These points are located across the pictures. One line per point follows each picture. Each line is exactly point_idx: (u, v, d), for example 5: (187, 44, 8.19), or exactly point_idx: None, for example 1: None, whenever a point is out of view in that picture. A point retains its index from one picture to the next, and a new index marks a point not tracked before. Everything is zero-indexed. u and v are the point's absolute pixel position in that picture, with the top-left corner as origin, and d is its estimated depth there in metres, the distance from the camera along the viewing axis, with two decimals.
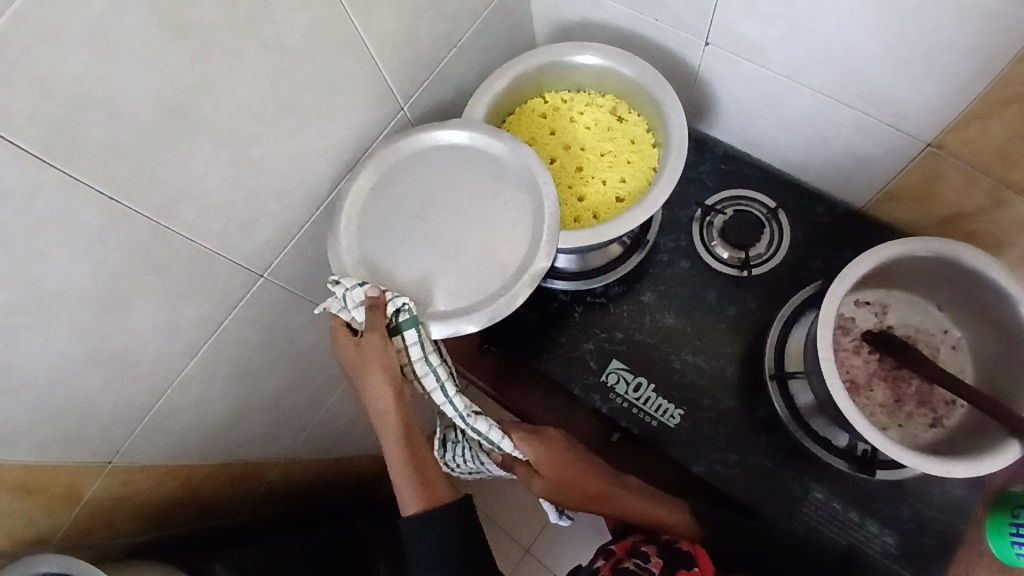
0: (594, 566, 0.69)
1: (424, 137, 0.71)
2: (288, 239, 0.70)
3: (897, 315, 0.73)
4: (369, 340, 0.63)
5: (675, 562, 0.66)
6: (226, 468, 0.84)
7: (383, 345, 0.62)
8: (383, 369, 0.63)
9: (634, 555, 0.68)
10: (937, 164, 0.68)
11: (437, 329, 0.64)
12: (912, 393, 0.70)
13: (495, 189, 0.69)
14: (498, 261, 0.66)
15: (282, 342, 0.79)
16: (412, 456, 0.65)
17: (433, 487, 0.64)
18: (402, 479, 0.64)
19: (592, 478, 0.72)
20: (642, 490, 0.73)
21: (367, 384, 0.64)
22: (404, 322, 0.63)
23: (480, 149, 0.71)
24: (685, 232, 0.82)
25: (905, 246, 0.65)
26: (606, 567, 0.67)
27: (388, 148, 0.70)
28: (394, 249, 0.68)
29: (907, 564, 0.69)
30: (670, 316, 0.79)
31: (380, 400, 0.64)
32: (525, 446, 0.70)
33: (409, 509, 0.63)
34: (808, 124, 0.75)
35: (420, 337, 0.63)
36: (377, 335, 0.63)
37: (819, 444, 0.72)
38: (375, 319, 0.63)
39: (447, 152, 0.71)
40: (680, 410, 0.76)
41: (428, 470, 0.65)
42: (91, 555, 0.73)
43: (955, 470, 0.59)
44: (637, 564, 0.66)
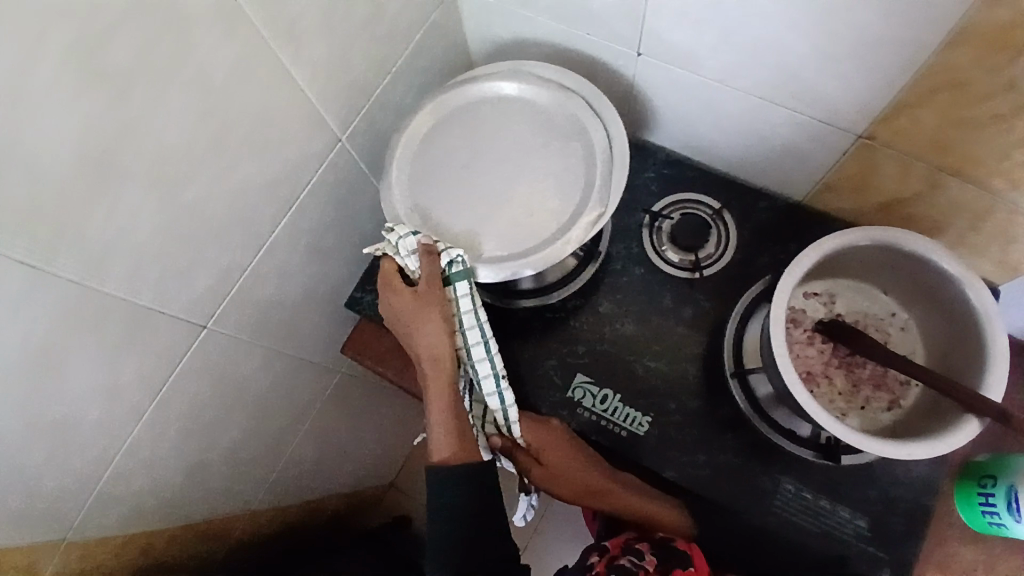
0: (590, 562, 0.68)
1: (473, 89, 0.76)
2: (231, 285, 0.68)
3: (845, 302, 0.74)
4: (426, 283, 0.65)
5: (670, 561, 0.66)
6: (190, 529, 0.81)
7: (437, 293, 0.65)
8: (434, 314, 0.65)
9: (629, 552, 0.67)
10: (872, 154, 0.70)
11: (486, 272, 0.68)
12: (867, 377, 0.71)
13: (542, 139, 0.75)
14: (549, 208, 0.71)
15: (235, 391, 0.76)
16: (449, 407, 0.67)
17: (466, 441, 0.67)
18: (437, 430, 0.67)
19: (592, 471, 0.74)
20: (640, 487, 0.76)
21: (416, 327, 0.66)
22: (456, 275, 0.66)
23: (529, 101, 0.76)
24: (636, 239, 0.83)
25: (847, 237, 0.65)
26: (602, 562, 0.67)
27: (433, 102, 0.75)
28: (447, 198, 0.73)
29: (879, 545, 0.71)
30: (629, 324, 0.80)
31: (427, 345, 0.66)
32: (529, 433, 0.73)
33: (440, 455, 0.66)
34: (744, 123, 0.77)
35: (470, 289, 0.67)
36: (432, 280, 0.65)
37: (784, 436, 0.73)
38: (431, 265, 0.66)
39: (497, 105, 0.76)
40: (647, 417, 0.76)
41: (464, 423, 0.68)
42: None
43: (917, 453, 0.60)
44: (632, 560, 0.66)
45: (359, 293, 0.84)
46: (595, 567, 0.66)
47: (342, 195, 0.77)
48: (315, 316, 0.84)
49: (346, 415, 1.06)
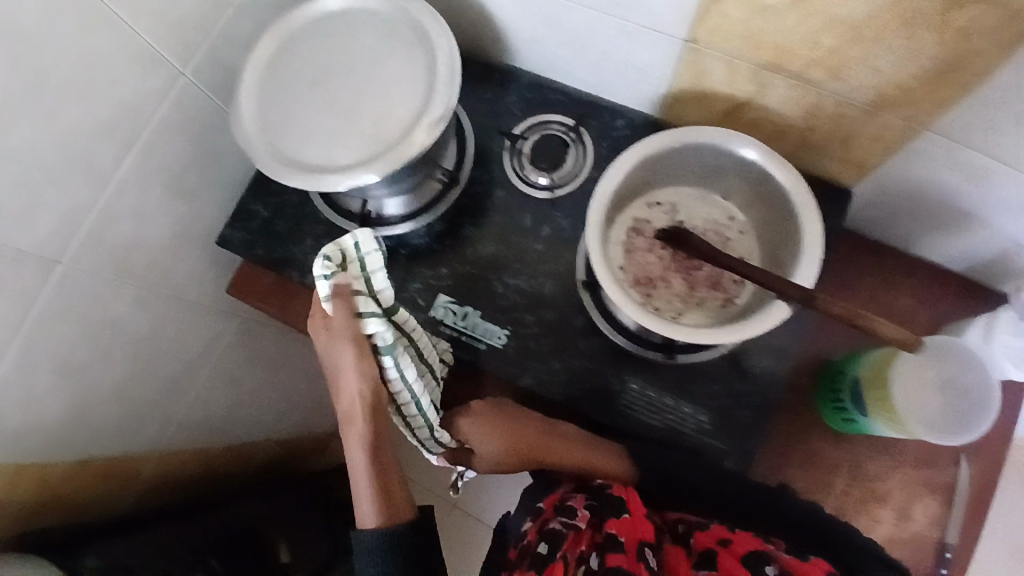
0: (525, 529, 0.69)
1: (316, 8, 0.74)
2: (80, 224, 0.71)
3: (686, 210, 0.76)
4: (341, 325, 0.60)
5: (607, 511, 0.66)
6: (86, 466, 0.85)
7: (360, 357, 0.61)
8: (354, 373, 0.61)
9: (560, 514, 0.67)
10: (700, 58, 0.71)
11: (332, 181, 0.67)
12: (703, 279, 0.74)
13: (389, 49, 0.72)
14: (396, 113, 0.70)
15: (110, 330, 0.79)
16: (376, 469, 0.64)
17: (393, 499, 0.64)
18: (364, 495, 0.63)
19: (528, 438, 0.72)
20: (574, 436, 0.75)
21: (340, 380, 0.63)
22: (384, 349, 0.62)
23: (374, 14, 0.74)
24: (497, 163, 0.84)
25: (661, 139, 0.67)
26: (535, 527, 0.68)
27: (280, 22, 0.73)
28: (294, 115, 0.71)
29: (722, 437, 0.74)
30: (490, 245, 0.82)
31: (351, 405, 0.63)
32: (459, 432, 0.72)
33: (365, 523, 0.63)
34: (587, 37, 0.76)
35: (399, 362, 0.63)
36: (347, 325, 0.60)
37: (632, 339, 0.77)
38: (337, 304, 0.59)
39: (343, 20, 0.74)
40: (505, 330, 0.79)
41: (392, 486, 0.65)
42: None
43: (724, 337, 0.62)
44: (560, 523, 0.66)
45: (230, 232, 0.83)
46: (526, 537, 0.67)
47: (194, 134, 0.80)
48: (190, 257, 0.87)
49: (256, 358, 1.10)
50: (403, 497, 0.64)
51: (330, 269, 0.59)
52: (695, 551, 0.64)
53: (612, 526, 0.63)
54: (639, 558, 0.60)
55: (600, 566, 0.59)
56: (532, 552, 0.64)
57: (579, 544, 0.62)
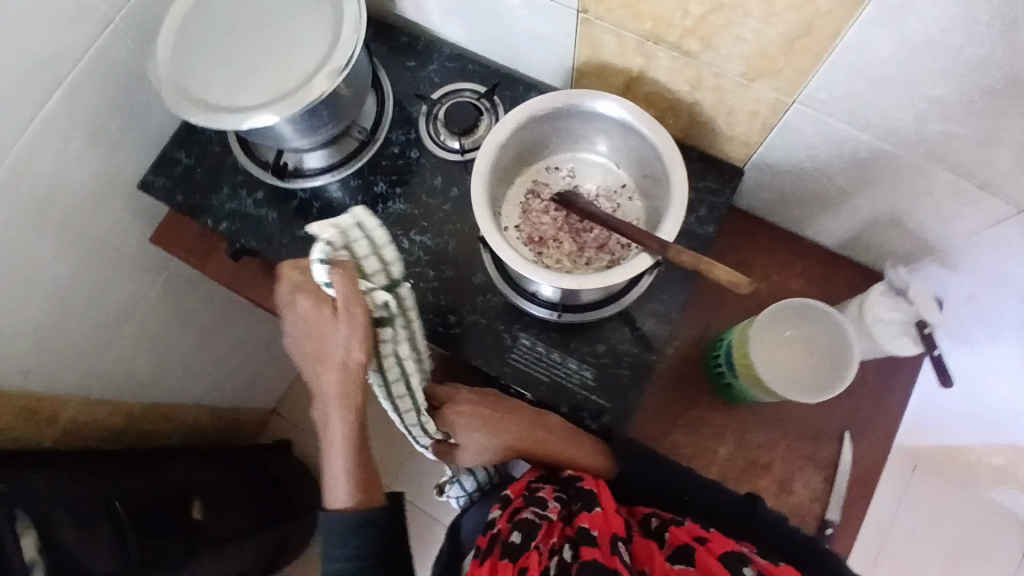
0: (494, 518, 0.70)
1: None
2: (6, 151, 0.72)
3: (582, 177, 0.80)
4: (346, 320, 0.59)
5: (579, 504, 0.68)
6: (7, 403, 0.84)
7: (366, 339, 0.60)
8: (347, 346, 0.60)
9: (532, 504, 0.69)
10: (593, 30, 0.75)
11: (234, 121, 0.71)
12: (592, 241, 0.77)
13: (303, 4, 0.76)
14: (300, 62, 0.73)
15: (29, 264, 0.81)
16: (358, 460, 0.69)
17: (369, 487, 0.71)
18: (342, 484, 0.70)
19: (513, 430, 0.75)
20: (564, 430, 0.77)
21: (325, 365, 0.63)
22: (383, 320, 0.63)
23: None
24: (414, 126, 0.88)
25: (550, 100, 0.71)
26: (504, 518, 0.69)
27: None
28: (204, 58, 0.74)
29: (604, 394, 0.78)
30: (400, 204, 0.85)
31: (334, 390, 0.64)
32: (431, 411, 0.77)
33: (340, 503, 0.70)
34: (493, 9, 0.80)
35: (395, 331, 0.65)
36: (353, 314, 0.59)
37: (525, 297, 0.79)
38: (348, 293, 0.58)
39: None
40: (407, 284, 0.82)
41: (366, 470, 0.71)
42: None
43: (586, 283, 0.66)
44: (534, 513, 0.67)
45: (152, 177, 0.87)
46: (496, 526, 0.68)
47: (123, 81, 0.83)
48: (113, 204, 0.90)
49: (185, 317, 1.13)
50: (375, 485, 0.72)
51: (327, 257, 0.57)
52: (670, 544, 0.63)
53: (584, 520, 0.64)
54: (613, 550, 0.61)
55: (573, 558, 0.60)
56: (503, 541, 0.65)
57: (552, 536, 0.64)
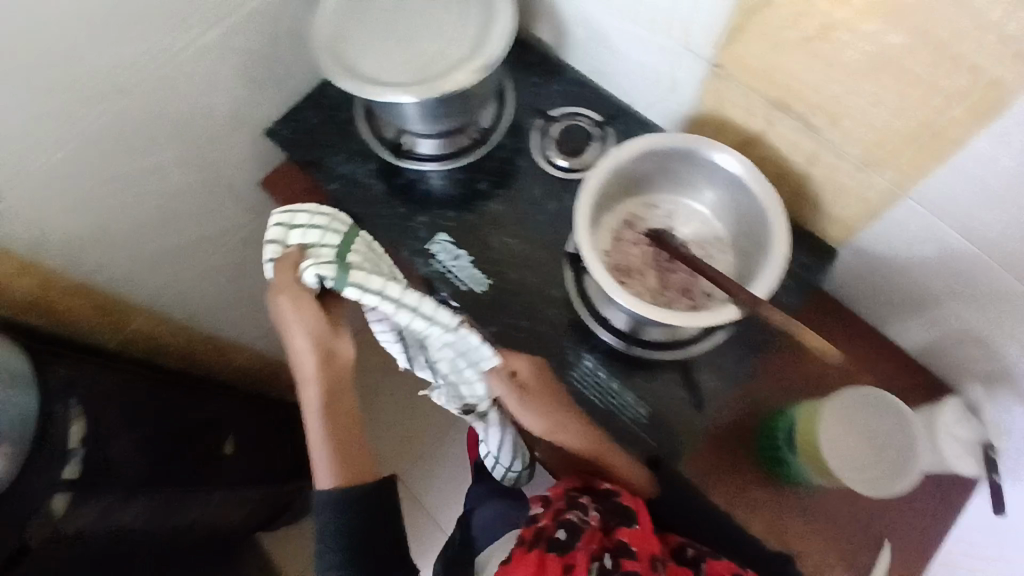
0: (536, 514, 0.74)
1: None
2: (164, 70, 0.80)
3: (679, 221, 0.82)
4: (286, 300, 0.70)
5: (615, 515, 0.71)
6: (82, 293, 0.91)
7: (296, 304, 0.70)
8: (297, 318, 0.71)
9: (573, 506, 0.72)
10: (722, 85, 0.78)
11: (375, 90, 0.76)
12: (677, 283, 0.78)
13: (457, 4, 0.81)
14: (446, 52, 0.78)
15: (151, 175, 0.89)
16: (336, 434, 0.73)
17: (351, 467, 0.72)
18: (322, 459, 0.72)
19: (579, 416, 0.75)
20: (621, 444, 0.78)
21: (295, 343, 0.72)
22: (336, 285, 0.68)
23: None
24: (526, 137, 0.92)
25: (668, 140, 0.74)
26: (548, 515, 0.72)
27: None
28: (361, 30, 0.80)
29: (653, 432, 0.78)
30: (498, 204, 0.89)
31: (305, 366, 0.73)
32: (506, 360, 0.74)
33: (324, 484, 0.71)
34: (630, 46, 0.85)
35: (359, 288, 0.67)
36: (292, 293, 0.71)
37: (598, 321, 0.82)
38: (281, 274, 0.71)
39: None
40: (487, 280, 0.85)
41: (349, 450, 0.73)
42: None
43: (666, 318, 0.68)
44: (578, 516, 0.70)
45: (282, 128, 0.95)
46: (540, 522, 0.71)
47: (278, 35, 0.90)
48: (239, 142, 0.97)
49: (261, 264, 1.18)
50: (360, 465, 0.73)
51: (275, 254, 0.73)
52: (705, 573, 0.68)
53: (625, 534, 0.68)
54: (652, 567, 0.66)
55: (613, 567, 0.64)
56: (548, 537, 0.68)
57: (592, 543, 0.67)
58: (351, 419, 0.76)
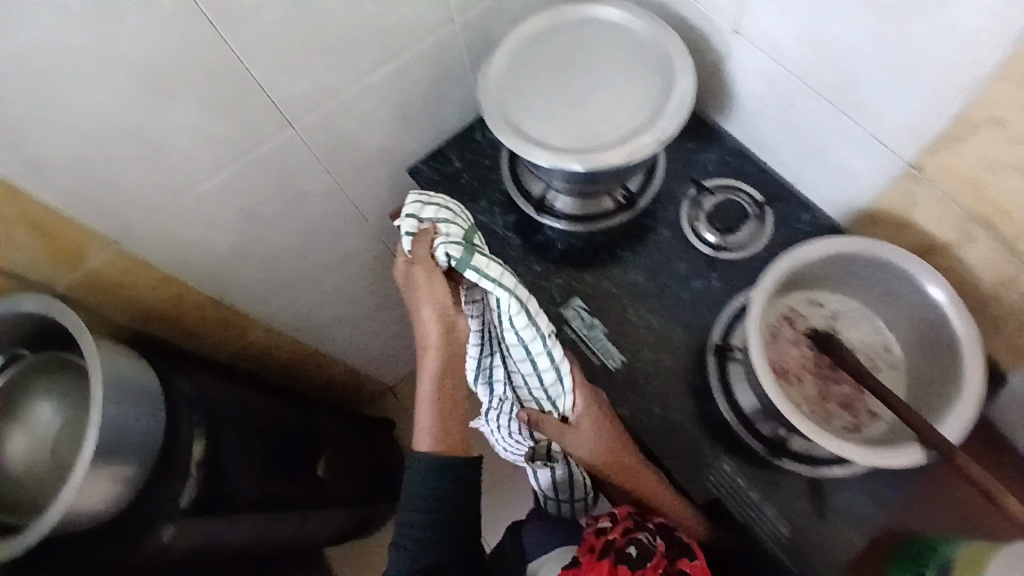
0: (603, 526, 0.77)
1: (586, 9, 0.80)
2: (322, 102, 0.80)
3: (844, 324, 0.76)
4: (419, 271, 0.68)
5: (678, 546, 0.73)
6: (215, 307, 0.95)
7: (427, 278, 0.68)
8: (427, 291, 0.68)
9: (642, 529, 0.75)
10: (914, 187, 0.72)
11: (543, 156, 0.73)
12: (839, 395, 0.73)
13: (633, 67, 0.77)
14: (617, 121, 0.75)
15: (291, 200, 0.89)
16: (445, 403, 0.69)
17: (450, 437, 0.69)
18: (425, 423, 0.69)
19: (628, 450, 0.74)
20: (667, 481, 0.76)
21: (421, 314, 0.69)
22: (460, 265, 0.66)
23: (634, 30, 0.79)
24: (675, 206, 0.87)
25: (857, 248, 0.68)
26: (617, 529, 0.76)
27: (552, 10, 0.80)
28: (532, 87, 0.78)
29: (790, 552, 0.72)
30: (638, 274, 0.84)
31: (427, 334, 0.69)
32: (577, 393, 0.72)
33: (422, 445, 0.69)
34: (808, 130, 0.79)
35: (479, 274, 0.66)
36: (425, 268, 0.68)
37: (742, 423, 0.76)
38: (418, 248, 0.69)
39: (603, 27, 0.80)
40: (621, 356, 0.81)
41: (453, 422, 0.70)
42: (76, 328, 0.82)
43: (852, 452, 0.63)
44: (647, 538, 0.74)
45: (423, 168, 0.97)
46: (609, 533, 0.76)
47: (434, 74, 0.88)
48: (378, 173, 0.96)
49: (369, 288, 1.17)
50: (458, 436, 0.70)
51: (411, 229, 0.70)
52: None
53: (684, 565, 0.71)
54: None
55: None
56: (619, 550, 0.73)
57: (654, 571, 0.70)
58: (462, 394, 0.71)
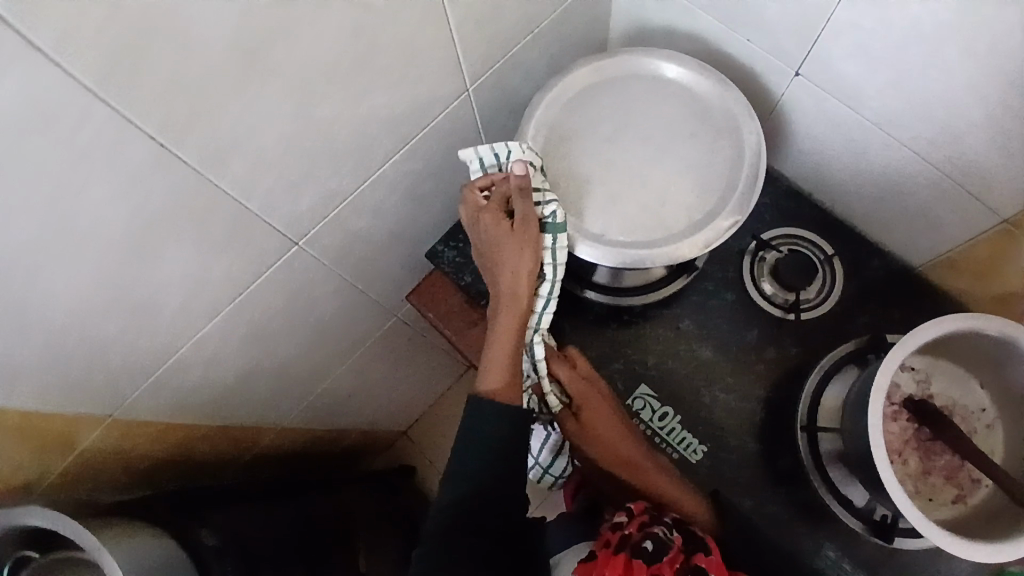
0: (617, 521, 0.63)
1: (628, 61, 0.69)
2: (330, 208, 0.68)
3: (939, 385, 0.71)
4: (524, 225, 0.61)
5: (693, 543, 0.60)
6: (225, 431, 0.83)
7: (533, 229, 0.61)
8: (527, 245, 0.61)
9: (660, 523, 0.62)
10: (1010, 242, 0.65)
11: (609, 253, 0.64)
12: (941, 467, 0.69)
13: (694, 128, 0.68)
14: (685, 200, 0.65)
15: (302, 311, 0.77)
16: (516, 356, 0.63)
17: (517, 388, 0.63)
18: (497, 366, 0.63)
19: (627, 439, 0.70)
20: (674, 472, 0.70)
21: (511, 259, 0.62)
22: (548, 226, 0.63)
23: (686, 85, 0.69)
24: (735, 264, 0.79)
25: (968, 323, 0.62)
26: (632, 524, 0.62)
27: (588, 64, 0.69)
28: (584, 161, 0.67)
29: None
30: (706, 348, 0.77)
31: (518, 281, 0.62)
32: (568, 382, 0.69)
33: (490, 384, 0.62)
34: (882, 175, 0.71)
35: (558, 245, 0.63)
36: (530, 224, 0.61)
37: (838, 501, 0.71)
38: (530, 206, 0.61)
39: (648, 83, 0.69)
40: (703, 446, 0.75)
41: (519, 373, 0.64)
42: (78, 502, 0.71)
43: (954, 548, 0.59)
44: (664, 531, 0.61)
45: (441, 247, 0.85)
46: (625, 528, 0.61)
47: (448, 146, 0.76)
48: (392, 255, 0.84)
49: (386, 357, 1.07)
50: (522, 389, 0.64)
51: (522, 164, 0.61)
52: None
53: (703, 561, 0.58)
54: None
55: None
56: (633, 546, 0.58)
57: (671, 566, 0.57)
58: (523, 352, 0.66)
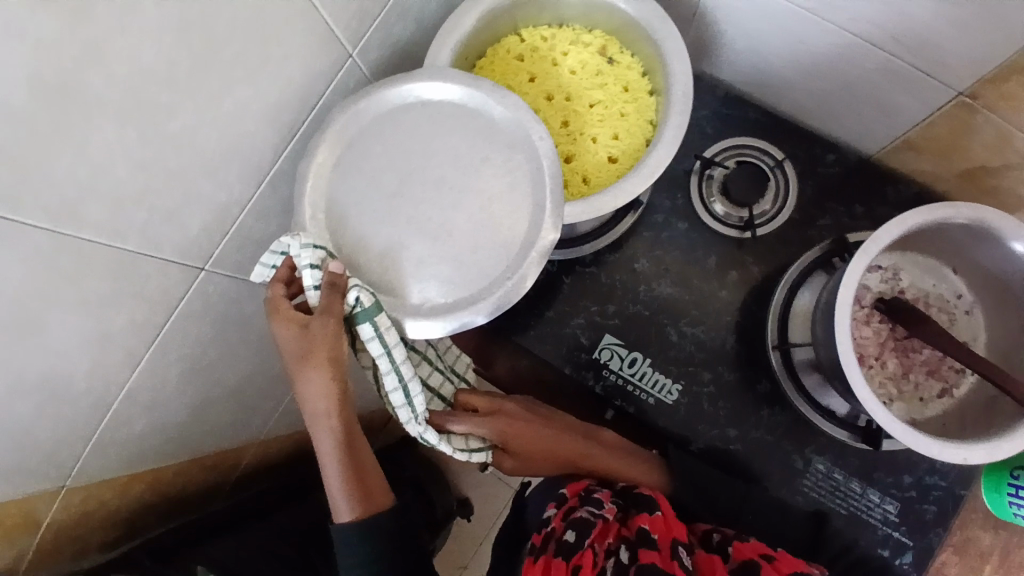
0: (549, 516, 0.64)
1: (386, 94, 0.60)
2: (230, 221, 0.62)
3: (910, 279, 0.68)
4: (320, 328, 0.55)
5: (637, 509, 0.61)
6: (198, 462, 0.81)
7: (335, 331, 0.56)
8: (325, 355, 0.56)
9: (586, 503, 0.62)
10: (969, 117, 0.59)
11: (433, 324, 0.58)
12: (921, 363, 0.66)
13: (495, 150, 0.60)
14: (500, 237, 0.59)
15: (238, 330, 0.73)
16: (355, 466, 0.60)
17: (371, 495, 0.62)
18: (337, 486, 0.61)
19: (565, 443, 0.69)
20: (617, 447, 0.71)
21: (307, 377, 0.57)
22: (358, 316, 0.56)
23: (474, 108, 0.61)
24: (683, 189, 0.75)
25: (934, 214, 0.58)
26: (559, 515, 0.62)
27: (343, 114, 0.60)
28: (378, 228, 0.60)
29: (909, 531, 0.69)
30: (667, 285, 0.74)
31: (320, 399, 0.58)
32: (481, 428, 0.65)
33: (343, 513, 0.61)
34: (825, 61, 0.65)
35: (377, 330, 0.57)
36: (329, 328, 0.56)
37: (822, 415, 0.69)
38: (331, 303, 0.55)
39: (418, 112, 0.61)
40: (677, 386, 0.72)
41: (367, 474, 0.62)
42: (70, 555, 0.71)
43: (944, 453, 0.57)
44: (588, 512, 0.60)
45: None
46: (551, 524, 0.61)
47: None
48: None
49: None
50: (379, 488, 0.63)
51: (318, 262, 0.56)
52: (733, 560, 0.56)
53: (642, 521, 0.58)
54: (673, 555, 0.54)
55: (630, 561, 0.54)
56: (557, 539, 0.58)
57: (607, 536, 0.57)
58: (369, 451, 0.63)
